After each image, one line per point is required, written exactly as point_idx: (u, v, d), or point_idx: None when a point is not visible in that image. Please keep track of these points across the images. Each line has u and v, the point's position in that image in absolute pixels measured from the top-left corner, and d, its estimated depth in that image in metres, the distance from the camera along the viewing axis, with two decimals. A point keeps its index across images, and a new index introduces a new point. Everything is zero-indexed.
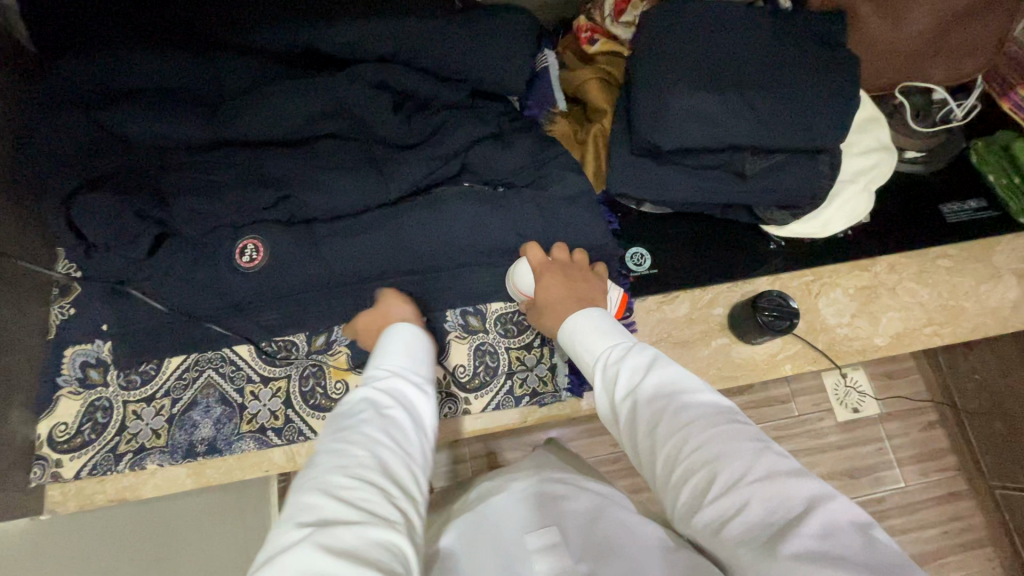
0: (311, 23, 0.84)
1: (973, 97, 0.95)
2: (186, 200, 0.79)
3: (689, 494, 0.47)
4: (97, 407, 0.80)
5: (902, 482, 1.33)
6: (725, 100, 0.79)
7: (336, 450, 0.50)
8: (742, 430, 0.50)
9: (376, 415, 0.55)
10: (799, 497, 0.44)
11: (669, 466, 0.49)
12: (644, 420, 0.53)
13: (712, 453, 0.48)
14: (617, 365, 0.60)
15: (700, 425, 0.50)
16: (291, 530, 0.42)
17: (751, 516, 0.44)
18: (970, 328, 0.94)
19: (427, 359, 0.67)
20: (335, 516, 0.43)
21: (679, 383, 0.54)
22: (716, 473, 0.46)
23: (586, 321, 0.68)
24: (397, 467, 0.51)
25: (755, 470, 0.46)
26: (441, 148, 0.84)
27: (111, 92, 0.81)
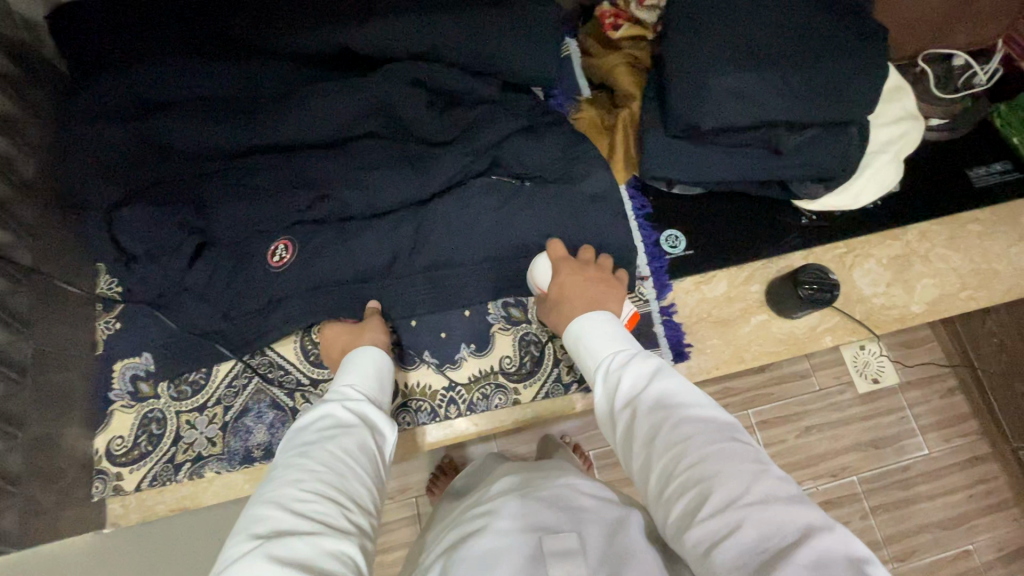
0: (341, 24, 0.84)
1: (995, 61, 0.96)
2: (226, 208, 0.79)
3: (681, 511, 0.48)
4: (151, 419, 0.80)
5: (926, 450, 1.35)
6: (761, 77, 0.79)
7: (293, 467, 0.53)
8: (742, 451, 0.50)
9: (334, 434, 0.58)
10: (796, 527, 0.45)
11: (664, 480, 0.51)
12: (644, 430, 0.55)
13: (710, 471, 0.49)
14: (618, 372, 0.62)
15: (697, 442, 0.51)
16: (241, 541, 0.46)
17: (744, 540, 0.44)
18: (1004, 290, 0.95)
19: (380, 378, 0.71)
20: (284, 528, 0.47)
21: (681, 397, 0.56)
22: (711, 493, 0.47)
23: (596, 323, 0.69)
24: (353, 483, 0.54)
25: (753, 493, 0.47)
26: (474, 143, 0.85)
27: (144, 103, 0.81)
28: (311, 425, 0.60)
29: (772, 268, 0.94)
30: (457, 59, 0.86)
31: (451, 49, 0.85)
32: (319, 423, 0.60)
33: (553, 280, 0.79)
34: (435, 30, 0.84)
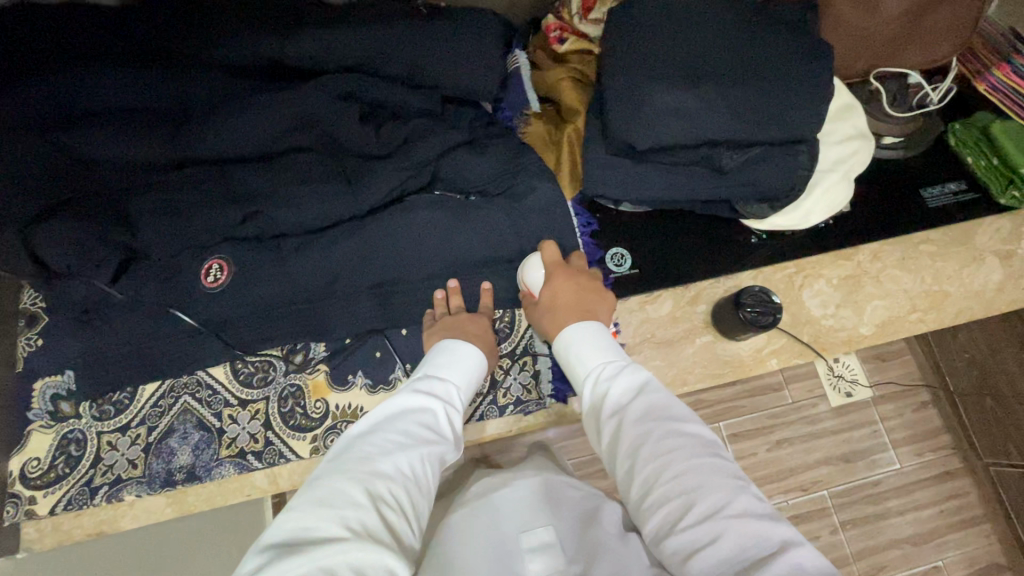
0: (275, 35, 0.82)
1: (949, 79, 0.95)
2: (152, 224, 0.77)
3: (663, 520, 0.51)
4: (71, 439, 0.78)
5: (897, 464, 1.33)
6: (698, 95, 0.78)
7: (379, 460, 0.55)
8: (722, 466, 0.53)
9: (422, 441, 0.59)
10: (771, 540, 0.49)
11: (647, 489, 0.53)
12: (626, 441, 0.57)
13: (690, 484, 0.52)
14: (607, 385, 0.63)
15: (683, 454, 0.54)
16: (333, 524, 0.47)
17: (723, 550, 0.48)
18: (955, 312, 0.94)
19: (470, 395, 0.72)
20: (370, 529, 0.48)
21: (666, 411, 0.58)
22: (693, 504, 0.50)
23: (585, 334, 0.69)
24: (421, 498, 0.56)
25: (732, 506, 0.50)
26: (412, 157, 0.82)
27: (69, 114, 0.78)
28: (403, 420, 0.61)
29: (719, 288, 0.92)
30: (395, 72, 0.84)
31: (388, 62, 0.83)
32: (407, 415, 0.61)
33: (546, 283, 0.77)
34: (371, 45, 0.83)
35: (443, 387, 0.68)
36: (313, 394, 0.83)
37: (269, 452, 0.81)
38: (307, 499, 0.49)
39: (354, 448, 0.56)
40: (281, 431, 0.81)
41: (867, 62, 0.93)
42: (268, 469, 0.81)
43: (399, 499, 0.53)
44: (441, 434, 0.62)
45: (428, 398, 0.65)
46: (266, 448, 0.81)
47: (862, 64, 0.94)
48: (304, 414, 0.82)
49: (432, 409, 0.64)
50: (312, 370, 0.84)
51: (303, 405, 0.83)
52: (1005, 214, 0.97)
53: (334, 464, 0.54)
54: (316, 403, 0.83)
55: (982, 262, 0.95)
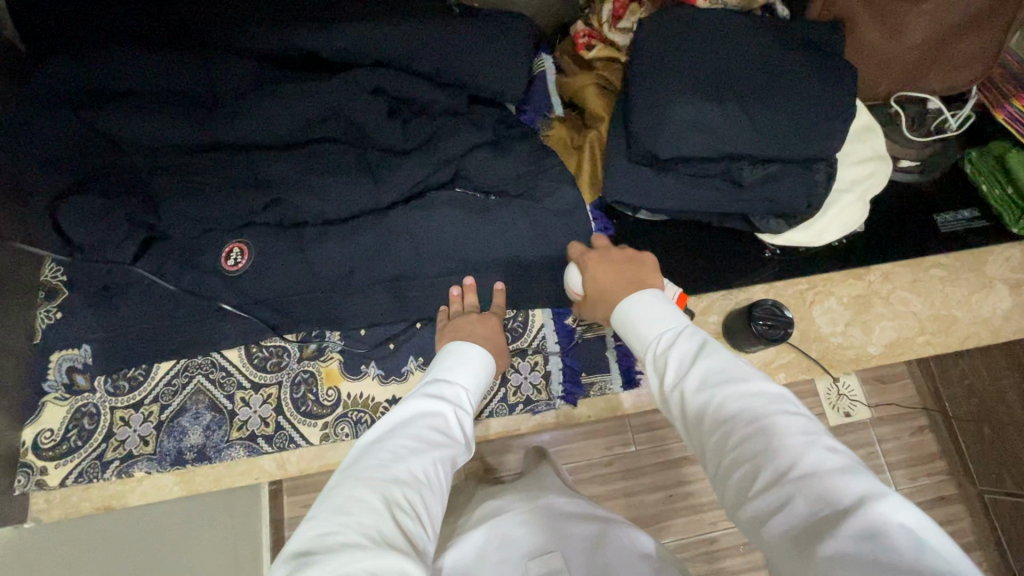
0: (308, 27, 0.83)
1: (968, 108, 0.96)
2: (180, 204, 0.78)
3: (736, 486, 0.47)
4: (84, 413, 0.79)
5: (892, 486, 1.34)
6: (725, 109, 0.79)
7: (394, 467, 0.55)
8: (793, 422, 0.48)
9: (433, 445, 0.60)
10: (849, 494, 0.41)
11: (718, 457, 0.49)
12: (693, 409, 0.54)
13: (758, 446, 0.47)
14: (666, 355, 0.59)
15: (749, 416, 0.49)
16: (351, 530, 0.47)
17: (797, 513, 0.42)
18: (961, 337, 0.95)
19: (479, 399, 0.72)
20: (387, 535, 0.48)
21: (728, 373, 0.54)
22: (765, 465, 0.46)
23: (641, 306, 0.66)
24: (434, 503, 0.56)
25: (805, 462, 0.44)
26: (438, 153, 0.83)
27: (101, 92, 0.79)
28: (415, 425, 0.61)
29: (730, 300, 0.93)
30: (424, 69, 0.85)
31: (418, 59, 0.84)
32: (415, 416, 0.62)
33: (584, 279, 0.77)
34: (400, 40, 0.83)
35: (453, 391, 0.69)
36: (326, 381, 0.84)
37: (279, 437, 0.81)
38: (323, 509, 0.50)
39: (368, 455, 0.56)
40: (292, 417, 0.82)
41: (888, 86, 0.95)
42: (276, 453, 0.81)
43: (414, 506, 0.53)
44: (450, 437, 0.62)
45: (439, 401, 0.65)
46: (276, 432, 0.81)
47: (882, 88, 0.95)
48: (316, 401, 0.83)
49: (442, 413, 0.64)
50: (325, 358, 0.84)
51: (315, 392, 0.83)
52: (1016, 243, 0.98)
53: (350, 471, 0.54)
54: (329, 391, 0.83)
55: (991, 290, 0.96)
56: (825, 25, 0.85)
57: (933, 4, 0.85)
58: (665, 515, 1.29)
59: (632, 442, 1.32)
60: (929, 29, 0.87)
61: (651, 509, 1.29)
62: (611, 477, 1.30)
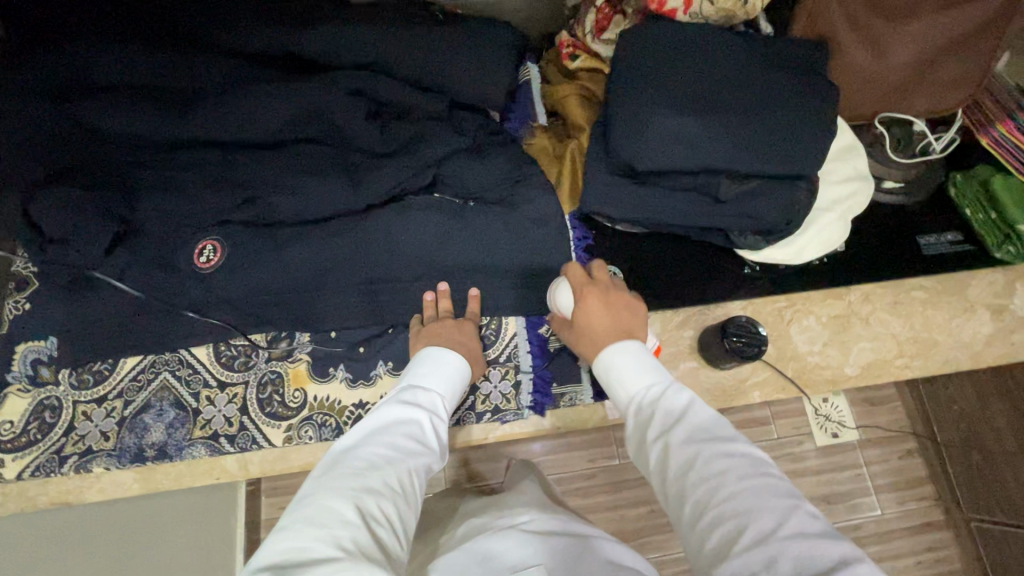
0: (291, 27, 0.83)
1: (952, 131, 0.96)
2: (154, 199, 0.79)
3: (714, 548, 0.46)
4: (46, 406, 0.78)
5: (879, 510, 1.32)
6: (702, 124, 0.78)
7: (369, 476, 0.54)
8: (780, 487, 0.48)
9: (410, 452, 0.59)
10: (830, 558, 0.43)
11: (695, 515, 0.48)
12: (676, 463, 0.52)
13: (744, 506, 0.47)
14: (652, 406, 0.58)
15: (737, 474, 0.49)
16: (325, 544, 0.46)
17: (785, 573, 0.42)
18: (940, 361, 0.93)
19: (454, 405, 0.72)
20: (365, 546, 0.47)
21: (714, 431, 0.53)
22: (747, 528, 0.45)
23: (624, 353, 0.64)
24: (411, 512, 0.55)
25: (789, 527, 0.45)
26: (415, 158, 0.83)
27: (80, 85, 0.80)
28: (391, 432, 0.60)
29: (708, 315, 0.92)
30: (406, 74, 0.85)
31: (399, 63, 0.85)
32: (393, 427, 0.61)
33: (576, 309, 0.72)
34: (382, 44, 0.84)
35: (428, 397, 0.68)
36: (293, 382, 0.83)
37: (242, 437, 0.80)
38: (296, 519, 0.49)
39: (340, 465, 0.55)
40: (256, 418, 0.81)
41: (872, 107, 0.95)
42: (239, 454, 0.80)
43: (391, 515, 0.52)
44: (427, 446, 0.62)
45: (414, 409, 0.64)
46: (239, 432, 0.80)
47: (866, 108, 0.95)
48: (281, 402, 0.82)
49: (418, 420, 0.63)
50: (293, 360, 0.83)
51: (281, 393, 0.82)
52: (999, 268, 0.98)
53: (322, 480, 0.53)
54: (295, 392, 0.82)
55: (972, 315, 0.95)
56: (809, 43, 0.85)
57: (920, 26, 0.84)
58: (645, 531, 1.27)
59: (616, 455, 1.30)
60: (915, 50, 0.86)
61: (630, 525, 1.27)
62: (591, 490, 1.29)
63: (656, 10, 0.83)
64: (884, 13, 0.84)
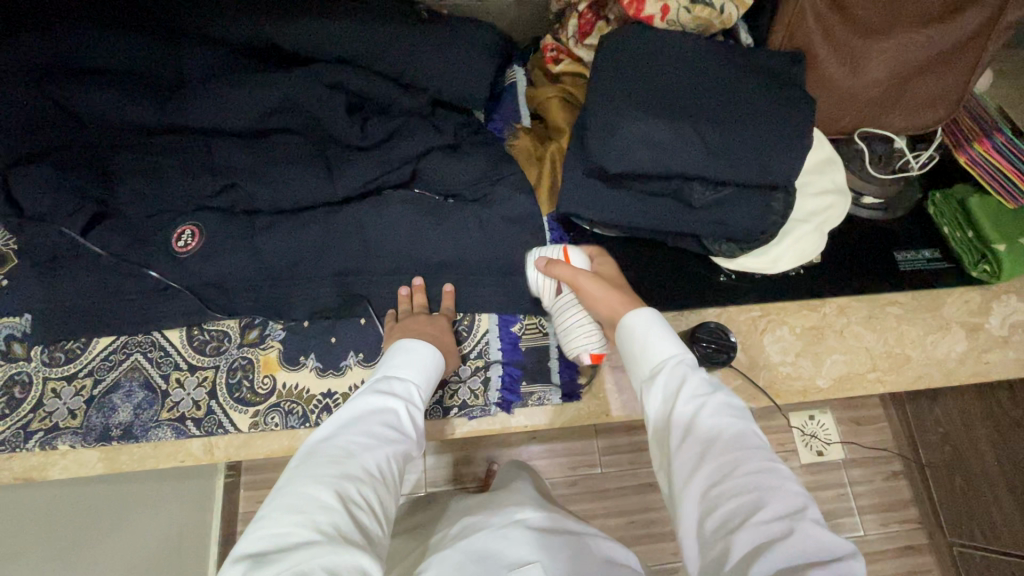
0: (277, 20, 0.84)
1: (930, 149, 0.97)
2: (136, 182, 0.81)
3: (723, 514, 0.50)
4: (16, 381, 0.79)
5: (861, 531, 1.32)
6: (675, 129, 0.79)
7: (348, 462, 0.55)
8: (789, 475, 0.53)
9: (387, 440, 0.60)
10: (835, 548, 0.47)
11: (713, 481, 0.52)
12: (703, 430, 0.56)
13: (764, 485, 0.51)
14: (686, 375, 0.60)
15: (757, 457, 0.53)
16: (304, 529, 0.48)
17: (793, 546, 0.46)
18: (913, 376, 0.93)
19: (431, 393, 0.73)
20: (342, 530, 0.49)
21: (740, 416, 0.57)
22: (762, 504, 0.49)
23: (654, 326, 0.67)
24: (389, 496, 0.57)
25: (801, 511, 0.49)
26: (395, 153, 0.84)
27: (68, 68, 0.81)
28: (369, 421, 0.61)
29: (681, 321, 0.93)
30: (389, 70, 0.87)
31: (382, 60, 0.86)
32: (380, 414, 0.63)
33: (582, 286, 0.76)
34: (366, 40, 0.85)
35: (403, 386, 0.69)
36: (262, 369, 0.83)
37: (208, 421, 0.80)
38: (277, 507, 0.51)
39: (320, 452, 0.56)
40: (224, 402, 0.81)
41: (850, 121, 0.95)
42: (205, 437, 0.80)
43: (369, 500, 0.54)
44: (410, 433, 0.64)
45: (390, 398, 0.65)
46: (206, 416, 0.80)
47: (845, 122, 0.95)
48: (250, 388, 0.82)
49: (394, 409, 0.64)
50: (265, 346, 0.84)
51: (250, 378, 0.82)
52: (975, 286, 0.98)
53: (304, 467, 0.55)
54: (264, 378, 0.82)
55: (947, 332, 0.96)
56: (785, 56, 0.86)
57: (894, 43, 0.86)
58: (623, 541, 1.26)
59: (598, 464, 1.30)
60: (890, 66, 0.88)
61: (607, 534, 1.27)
62: (571, 498, 1.28)
63: (634, 16, 0.84)
64: (859, 30, 0.86)
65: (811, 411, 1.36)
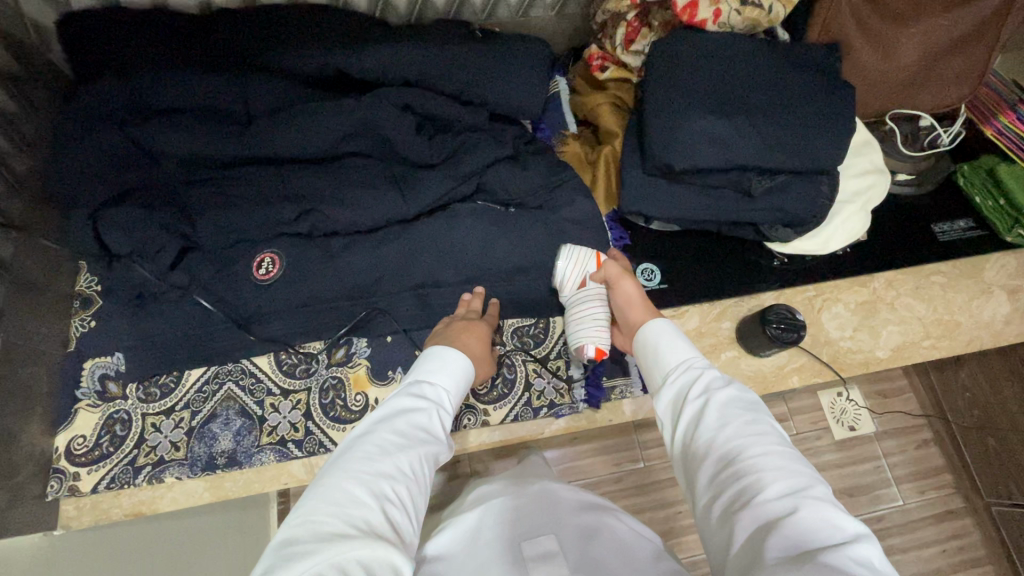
0: (342, 48, 0.87)
1: (959, 124, 1.00)
2: (216, 215, 0.81)
3: (725, 502, 0.51)
4: (115, 419, 0.81)
5: (900, 500, 1.33)
6: (734, 124, 0.83)
7: (384, 458, 0.55)
8: (800, 461, 0.52)
9: (420, 439, 0.60)
10: (849, 529, 0.46)
11: (721, 475, 0.52)
12: (710, 425, 0.56)
13: (772, 470, 0.51)
14: (691, 377, 0.61)
15: (766, 445, 0.53)
16: (339, 521, 0.48)
17: (802, 528, 0.46)
18: (965, 341, 0.98)
19: (465, 395, 0.72)
20: (375, 525, 0.49)
21: (749, 408, 0.57)
22: (762, 488, 0.49)
23: (670, 333, 0.68)
24: (419, 498, 0.56)
25: (811, 493, 0.49)
26: (462, 167, 0.87)
27: (143, 111, 0.83)
28: (401, 419, 0.61)
29: (742, 307, 0.97)
30: (449, 89, 0.90)
31: (442, 79, 0.89)
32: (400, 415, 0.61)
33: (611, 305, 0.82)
34: (426, 60, 0.88)
35: (436, 391, 0.67)
36: (354, 387, 0.86)
37: (309, 442, 0.83)
38: (316, 496, 0.51)
39: (357, 449, 0.56)
40: (321, 422, 0.84)
41: (883, 106, 1.00)
42: (306, 458, 0.83)
43: (404, 497, 0.54)
44: (433, 437, 0.62)
45: (423, 397, 0.65)
46: (306, 437, 0.83)
47: (878, 107, 1.01)
48: (344, 406, 0.85)
49: (427, 407, 0.64)
50: (353, 365, 0.87)
51: (343, 398, 0.86)
52: (1010, 251, 1.03)
53: (343, 462, 0.55)
54: (357, 396, 0.86)
55: (990, 296, 1.01)
56: (825, 48, 0.91)
57: (922, 27, 0.92)
58: (677, 532, 1.28)
59: (640, 458, 1.32)
60: (918, 50, 0.94)
61: (659, 527, 1.28)
62: (619, 495, 1.30)
63: (687, 22, 0.88)
64: (892, 18, 0.92)
65: (838, 388, 1.39)
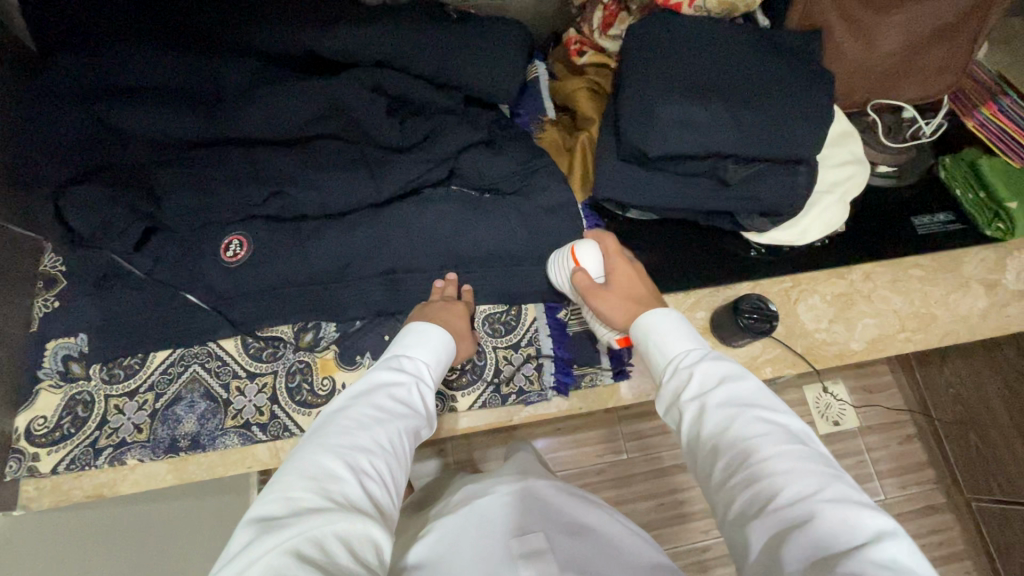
0: (313, 28, 0.85)
1: (940, 116, 0.98)
2: (182, 195, 0.80)
3: (739, 505, 0.50)
4: (78, 400, 0.80)
5: (879, 494, 1.33)
6: (710, 110, 0.82)
7: (359, 432, 0.54)
8: (812, 455, 0.51)
9: (397, 413, 0.59)
10: (867, 528, 0.45)
11: (730, 476, 0.51)
12: (715, 424, 0.55)
13: (782, 470, 0.49)
14: (688, 371, 0.60)
15: (775, 441, 0.51)
16: (314, 494, 0.47)
17: (816, 530, 0.45)
18: (941, 334, 0.97)
19: (443, 371, 0.71)
20: (352, 499, 0.48)
21: (751, 400, 0.56)
22: (775, 491, 0.48)
23: (669, 324, 0.66)
24: (398, 472, 0.55)
25: (826, 492, 0.47)
26: (435, 151, 0.86)
27: (108, 87, 0.81)
28: (378, 394, 0.60)
29: (718, 297, 0.96)
30: (423, 71, 0.89)
31: (415, 60, 0.88)
32: (377, 390, 0.60)
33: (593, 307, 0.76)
34: (400, 40, 0.86)
35: (413, 363, 0.67)
36: (321, 371, 0.85)
37: (274, 425, 0.82)
38: (291, 471, 0.50)
39: (332, 423, 0.55)
40: (287, 406, 0.83)
41: (865, 95, 0.99)
42: (271, 442, 0.83)
43: (382, 472, 0.53)
44: (413, 413, 0.61)
45: (401, 372, 0.64)
46: (271, 421, 0.83)
47: (860, 96, 0.99)
48: (311, 390, 0.84)
49: (405, 382, 0.63)
50: (322, 349, 0.86)
51: (310, 381, 0.85)
52: (989, 245, 1.03)
53: (319, 436, 0.54)
54: (324, 379, 0.85)
55: (968, 290, 1.00)
56: (804, 35, 0.90)
57: (903, 15, 0.90)
58: (656, 523, 1.28)
59: (622, 449, 1.32)
60: (901, 39, 0.92)
61: (638, 517, 1.28)
62: (600, 485, 1.30)
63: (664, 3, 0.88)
64: (872, 5, 0.91)
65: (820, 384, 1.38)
